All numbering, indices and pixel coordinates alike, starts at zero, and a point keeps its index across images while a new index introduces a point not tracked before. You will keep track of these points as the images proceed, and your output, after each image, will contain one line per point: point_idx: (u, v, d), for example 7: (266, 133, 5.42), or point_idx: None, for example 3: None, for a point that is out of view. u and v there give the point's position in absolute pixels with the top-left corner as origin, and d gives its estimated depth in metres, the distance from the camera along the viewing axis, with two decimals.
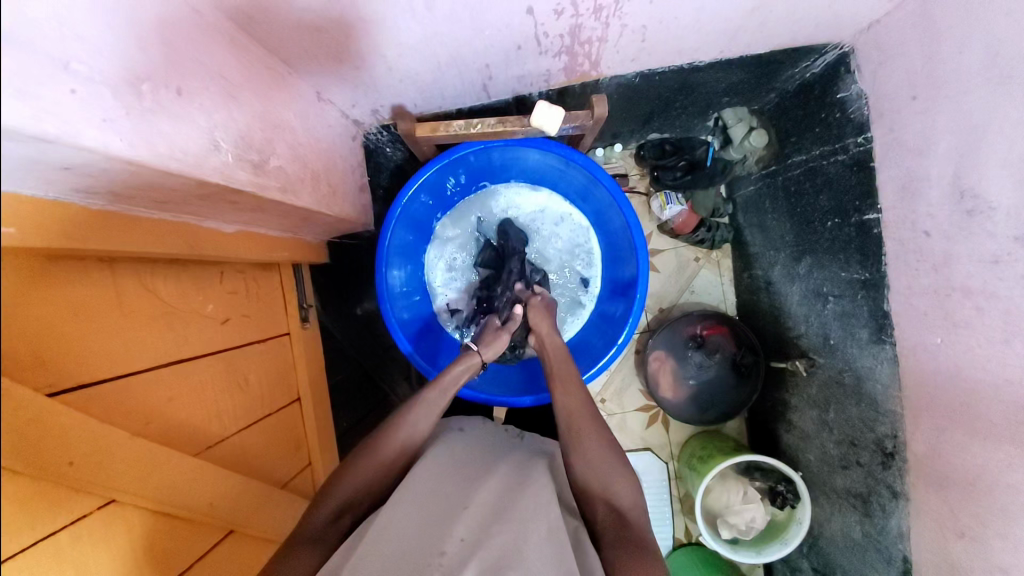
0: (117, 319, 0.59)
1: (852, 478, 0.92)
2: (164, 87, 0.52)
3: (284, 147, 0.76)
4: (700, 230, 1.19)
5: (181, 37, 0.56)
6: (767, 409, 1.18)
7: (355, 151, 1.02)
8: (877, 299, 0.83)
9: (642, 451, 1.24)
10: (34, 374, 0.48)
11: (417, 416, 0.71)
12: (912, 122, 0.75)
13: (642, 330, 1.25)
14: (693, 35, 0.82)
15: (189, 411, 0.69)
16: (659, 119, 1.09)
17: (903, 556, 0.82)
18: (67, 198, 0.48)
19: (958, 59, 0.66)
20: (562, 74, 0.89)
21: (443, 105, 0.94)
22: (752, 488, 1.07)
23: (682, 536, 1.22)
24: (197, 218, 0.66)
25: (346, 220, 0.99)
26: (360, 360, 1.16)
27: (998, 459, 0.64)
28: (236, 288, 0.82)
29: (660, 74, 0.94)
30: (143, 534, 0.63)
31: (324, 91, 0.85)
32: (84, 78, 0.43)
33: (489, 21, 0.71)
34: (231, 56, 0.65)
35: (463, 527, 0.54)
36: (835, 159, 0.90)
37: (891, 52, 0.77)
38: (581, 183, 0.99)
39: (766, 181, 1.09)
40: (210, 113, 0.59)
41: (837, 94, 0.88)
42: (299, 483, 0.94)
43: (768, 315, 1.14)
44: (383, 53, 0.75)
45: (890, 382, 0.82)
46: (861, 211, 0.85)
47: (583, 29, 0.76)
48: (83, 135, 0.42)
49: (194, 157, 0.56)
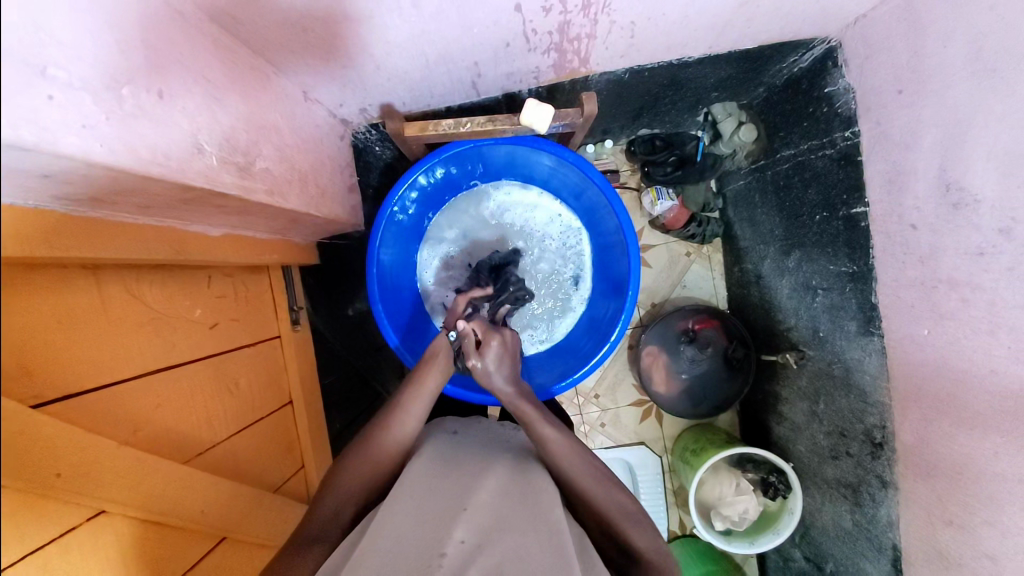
0: (104, 327, 0.58)
1: (842, 468, 0.93)
2: (145, 90, 0.51)
3: (271, 148, 0.75)
4: (691, 225, 1.19)
5: (163, 39, 0.54)
6: (758, 402, 1.19)
7: (343, 150, 1.01)
8: (864, 292, 0.84)
9: (637, 446, 1.24)
10: (22, 386, 0.48)
11: (413, 412, 0.71)
12: (898, 116, 0.75)
13: (635, 325, 1.26)
14: (682, 31, 0.82)
15: (178, 418, 0.68)
16: (648, 115, 1.08)
17: (893, 544, 0.84)
18: (47, 205, 0.47)
19: (943, 54, 0.67)
20: (551, 71, 0.88)
21: (431, 103, 0.93)
22: (744, 480, 1.07)
23: (676, 528, 1.24)
24: (183, 222, 0.65)
25: (335, 221, 0.97)
26: (351, 361, 1.16)
27: (985, 448, 0.65)
28: (224, 291, 0.81)
29: (649, 70, 0.93)
30: (133, 543, 0.62)
31: (310, 90, 0.84)
32: (61, 84, 0.41)
33: (477, 18, 0.71)
34: (215, 56, 0.64)
35: (462, 529, 0.52)
36: (822, 153, 0.91)
37: (877, 47, 0.77)
38: (572, 181, 0.98)
39: (755, 176, 1.10)
40: (193, 116, 0.58)
41: (825, 89, 0.89)
42: (293, 486, 0.94)
43: (758, 308, 1.15)
44: (370, 51, 0.74)
45: (878, 374, 0.83)
46: (848, 206, 0.86)
47: (572, 26, 0.76)
48: (62, 141, 0.41)
49: (177, 161, 0.54)
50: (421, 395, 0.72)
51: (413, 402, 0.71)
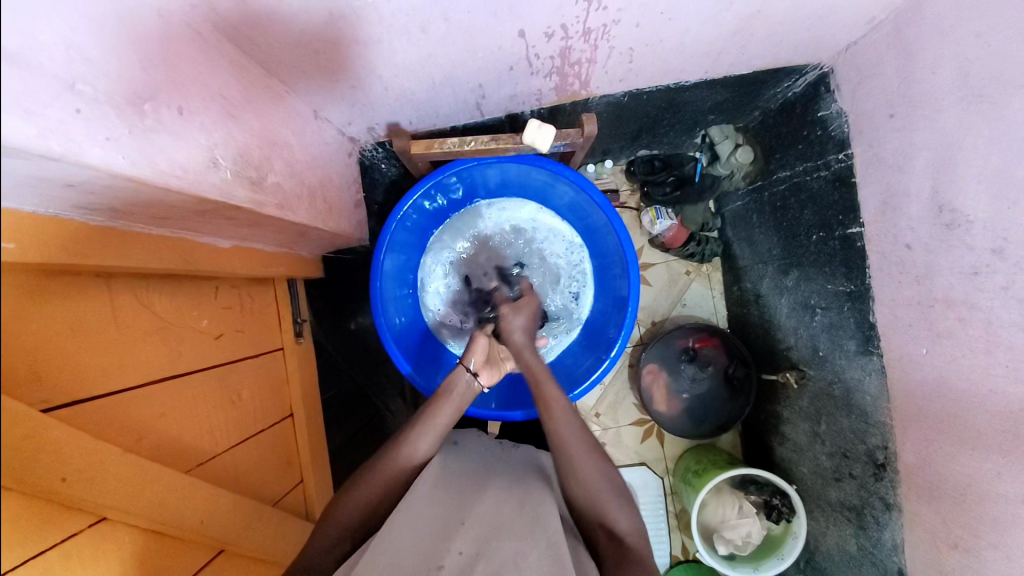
0: (112, 336, 0.59)
1: (845, 490, 0.92)
2: (166, 107, 0.54)
3: (281, 163, 0.77)
4: (691, 244, 1.21)
5: (182, 57, 0.57)
6: (760, 422, 1.19)
7: (351, 167, 1.03)
8: (862, 311, 0.85)
9: (638, 466, 1.23)
10: (29, 390, 0.49)
11: (421, 440, 0.71)
12: (890, 139, 0.77)
13: (635, 344, 1.26)
14: (679, 57, 0.85)
15: (181, 427, 0.69)
16: (647, 136, 1.11)
17: (898, 568, 0.82)
18: (67, 214, 0.49)
19: (932, 79, 0.69)
20: (553, 94, 0.91)
21: (437, 123, 0.96)
22: (748, 502, 1.05)
23: (678, 553, 1.22)
24: (194, 233, 0.67)
25: (341, 236, 1.00)
26: (355, 377, 1.16)
27: (987, 468, 0.65)
28: (231, 303, 0.83)
29: (648, 93, 0.96)
30: (133, 552, 0.62)
31: (320, 110, 0.87)
32: (88, 98, 0.44)
33: (482, 43, 0.74)
34: (231, 76, 0.66)
35: (460, 541, 0.53)
36: (818, 175, 0.93)
37: (868, 73, 0.80)
38: (571, 198, 1.00)
39: (753, 197, 1.11)
40: (209, 132, 0.60)
41: (818, 113, 0.91)
42: (291, 502, 0.94)
43: (758, 327, 1.15)
44: (379, 73, 0.77)
45: (878, 394, 0.83)
46: (844, 225, 0.87)
47: (573, 51, 0.79)
48: (87, 153, 0.43)
49: (193, 174, 0.57)
50: (429, 423, 0.72)
51: (421, 429, 0.71)
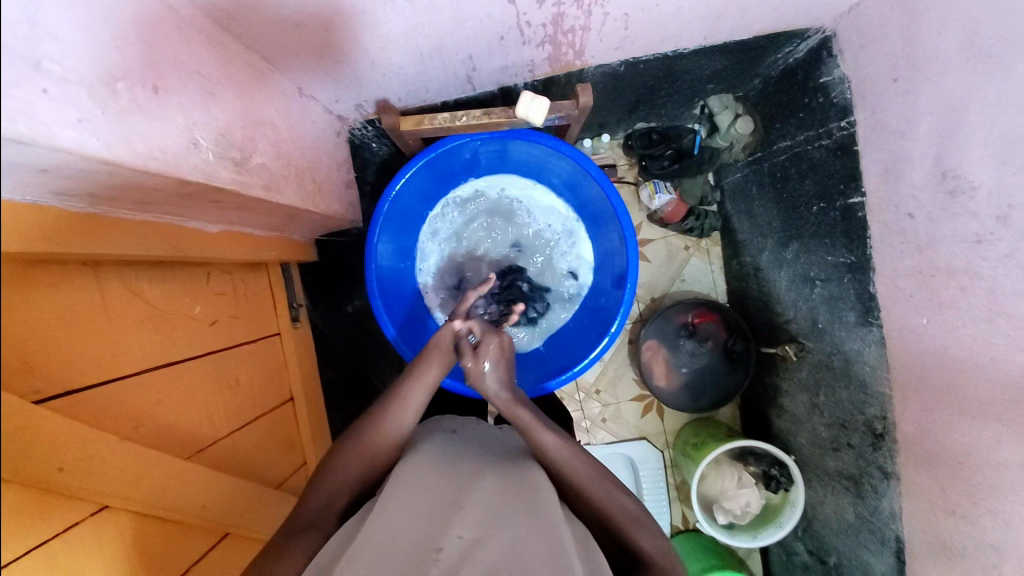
0: (103, 323, 0.58)
1: (843, 460, 0.93)
2: (140, 85, 0.51)
3: (266, 143, 0.75)
4: (689, 219, 1.19)
5: (157, 35, 0.55)
6: (758, 394, 1.19)
7: (340, 147, 1.01)
8: (863, 282, 0.84)
9: (638, 440, 1.24)
10: (20, 381, 0.47)
11: (414, 397, 0.70)
12: (893, 105, 0.75)
13: (634, 320, 1.25)
14: (676, 22, 0.82)
15: (180, 413, 0.69)
16: (644, 108, 1.09)
17: (896, 535, 0.83)
18: (45, 202, 0.47)
19: (938, 40, 0.66)
20: (546, 65, 0.89)
21: (427, 99, 0.94)
22: (747, 473, 1.06)
23: (678, 522, 1.24)
24: (181, 218, 0.66)
25: (332, 218, 0.98)
26: (355, 360, 1.15)
27: (987, 436, 0.64)
28: (224, 289, 0.82)
29: (644, 62, 0.94)
30: (134, 537, 0.62)
31: (306, 87, 0.84)
32: (56, 78, 0.42)
33: (471, 11, 0.71)
34: (209, 53, 0.64)
35: (461, 525, 0.52)
36: (819, 144, 0.91)
37: (871, 35, 0.77)
38: (568, 173, 0.98)
39: (752, 168, 1.10)
40: (189, 111, 0.58)
41: (820, 78, 0.89)
42: (294, 483, 0.94)
43: (757, 301, 1.15)
44: (365, 47, 0.75)
45: (878, 364, 0.82)
46: (846, 195, 0.86)
47: (566, 18, 0.76)
48: (60, 136, 0.41)
49: (173, 155, 0.55)
50: (420, 378, 0.71)
51: (413, 383, 0.70)
